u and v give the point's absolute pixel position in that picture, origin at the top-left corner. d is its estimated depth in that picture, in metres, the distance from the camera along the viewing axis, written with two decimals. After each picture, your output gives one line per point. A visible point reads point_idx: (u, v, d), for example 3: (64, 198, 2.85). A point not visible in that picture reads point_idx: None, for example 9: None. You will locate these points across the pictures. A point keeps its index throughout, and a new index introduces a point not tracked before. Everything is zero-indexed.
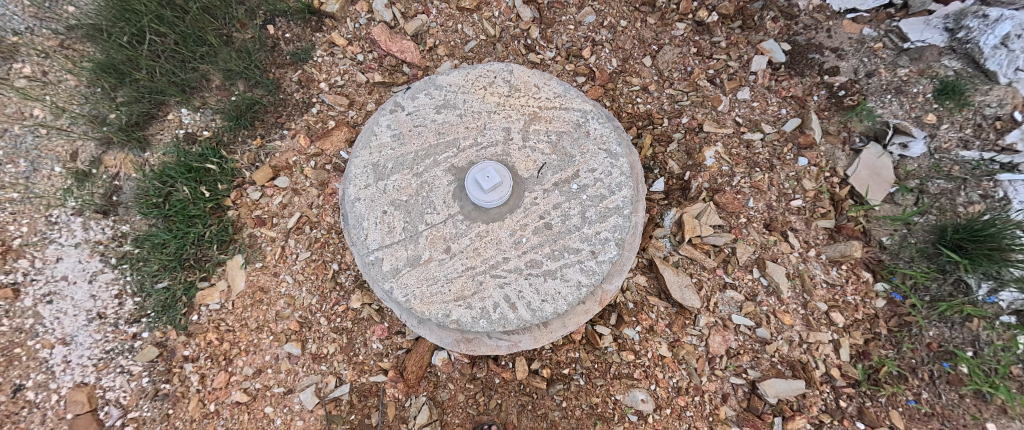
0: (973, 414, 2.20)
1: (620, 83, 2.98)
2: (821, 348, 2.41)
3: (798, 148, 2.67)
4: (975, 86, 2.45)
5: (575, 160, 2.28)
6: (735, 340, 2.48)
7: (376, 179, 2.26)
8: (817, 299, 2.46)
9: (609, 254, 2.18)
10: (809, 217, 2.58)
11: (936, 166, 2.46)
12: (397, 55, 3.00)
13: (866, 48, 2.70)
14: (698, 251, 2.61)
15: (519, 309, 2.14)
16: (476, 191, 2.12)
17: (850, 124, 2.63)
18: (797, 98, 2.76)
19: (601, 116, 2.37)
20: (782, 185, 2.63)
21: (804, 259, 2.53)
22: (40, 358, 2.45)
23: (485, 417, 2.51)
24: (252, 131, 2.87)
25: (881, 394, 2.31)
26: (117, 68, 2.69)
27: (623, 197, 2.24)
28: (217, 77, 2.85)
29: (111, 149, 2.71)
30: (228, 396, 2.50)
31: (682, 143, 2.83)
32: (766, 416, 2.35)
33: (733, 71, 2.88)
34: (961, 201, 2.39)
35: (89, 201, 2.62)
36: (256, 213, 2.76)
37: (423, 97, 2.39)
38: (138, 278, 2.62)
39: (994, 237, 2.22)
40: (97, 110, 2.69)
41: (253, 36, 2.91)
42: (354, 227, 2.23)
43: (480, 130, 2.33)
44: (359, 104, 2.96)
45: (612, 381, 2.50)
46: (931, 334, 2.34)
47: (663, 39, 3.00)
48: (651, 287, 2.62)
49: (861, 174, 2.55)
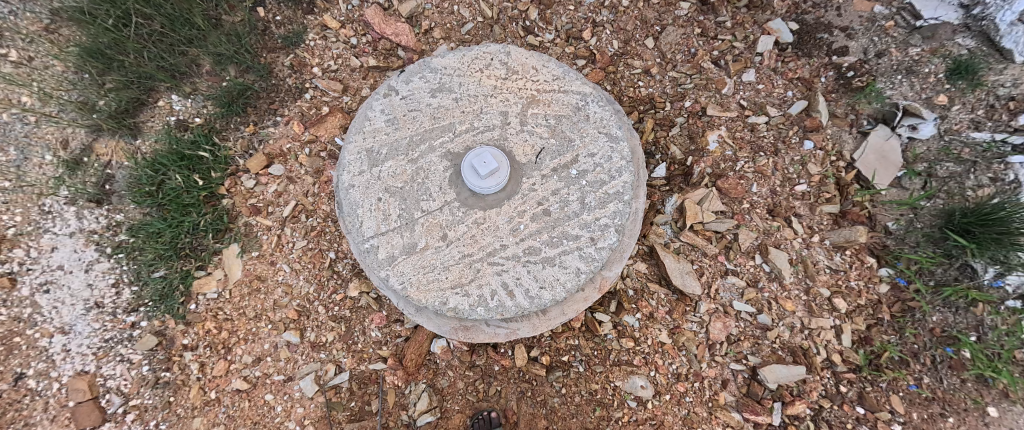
0: (974, 398, 2.18)
1: (622, 66, 2.90)
2: (822, 334, 2.38)
3: (803, 131, 2.61)
4: (989, 65, 2.37)
5: (575, 144, 2.22)
6: (736, 326, 2.45)
7: (370, 165, 2.21)
8: (819, 285, 2.43)
9: (609, 241, 2.14)
10: (813, 202, 2.53)
11: (945, 149, 2.40)
12: (391, 38, 2.93)
13: (877, 26, 2.60)
14: (699, 238, 2.57)
15: (517, 296, 2.12)
16: (474, 177, 2.08)
17: (859, 106, 2.55)
18: (803, 80, 2.68)
19: (600, 99, 2.30)
20: (787, 170, 2.57)
21: (807, 245, 2.48)
22: (39, 346, 2.46)
23: (485, 404, 2.52)
24: (245, 118, 2.82)
25: (882, 379, 2.30)
26: (104, 53, 2.61)
27: (624, 182, 2.19)
28: (208, 61, 2.77)
29: (102, 136, 2.67)
30: (228, 383, 2.51)
31: (684, 128, 2.76)
32: (765, 401, 2.34)
33: (738, 52, 2.79)
34: (970, 184, 2.33)
35: (81, 189, 2.59)
36: (251, 201, 2.73)
37: (418, 81, 2.33)
38: (135, 267, 2.60)
39: (1003, 221, 2.16)
40: (86, 96, 2.63)
41: (242, 19, 2.82)
42: (349, 215, 2.19)
43: (476, 114, 2.27)
44: (353, 89, 2.89)
45: (612, 368, 2.49)
46: (934, 319, 2.31)
47: (665, 19, 2.89)
48: (651, 274, 2.59)
49: (869, 158, 2.48)
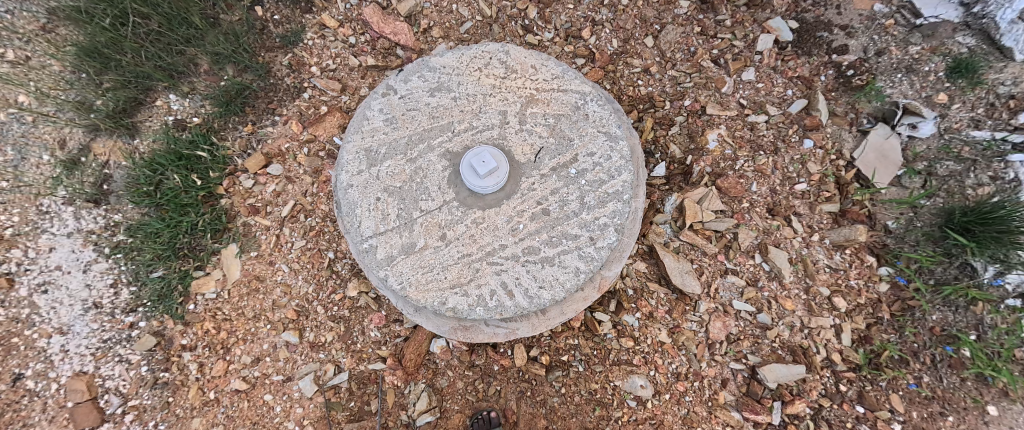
0: (974, 397, 2.18)
1: (622, 64, 2.89)
2: (822, 333, 2.38)
3: (803, 130, 2.60)
4: (989, 63, 2.37)
5: (574, 143, 2.22)
6: (736, 325, 2.45)
7: (369, 164, 2.21)
8: (819, 284, 2.42)
9: (608, 240, 2.13)
10: (813, 201, 2.52)
11: (945, 147, 2.39)
12: (390, 38, 2.92)
13: (877, 25, 2.59)
14: (699, 237, 2.56)
15: (516, 296, 2.11)
16: (473, 177, 2.07)
17: (859, 105, 2.55)
18: (803, 78, 2.67)
19: (600, 98, 2.29)
20: (786, 169, 2.57)
21: (807, 244, 2.48)
22: (38, 347, 2.45)
23: (484, 404, 2.52)
24: (244, 117, 2.81)
25: (881, 378, 2.30)
26: (101, 52, 2.60)
27: (623, 181, 2.18)
28: (205, 61, 2.76)
29: (100, 136, 2.66)
30: (227, 383, 2.50)
31: (683, 127, 2.75)
32: (765, 401, 2.34)
33: (738, 51, 2.78)
34: (969, 183, 2.33)
35: (79, 189, 2.58)
36: (249, 201, 2.72)
37: (416, 80, 2.32)
38: (133, 267, 2.59)
39: (1003, 220, 2.16)
40: (83, 96, 2.62)
41: (240, 18, 2.81)
42: (347, 214, 2.18)
43: (475, 113, 2.26)
44: (352, 88, 2.88)
45: (612, 367, 2.48)
46: (934, 318, 2.31)
47: (665, 18, 2.88)
48: (651, 273, 2.59)
49: (869, 157, 2.47)
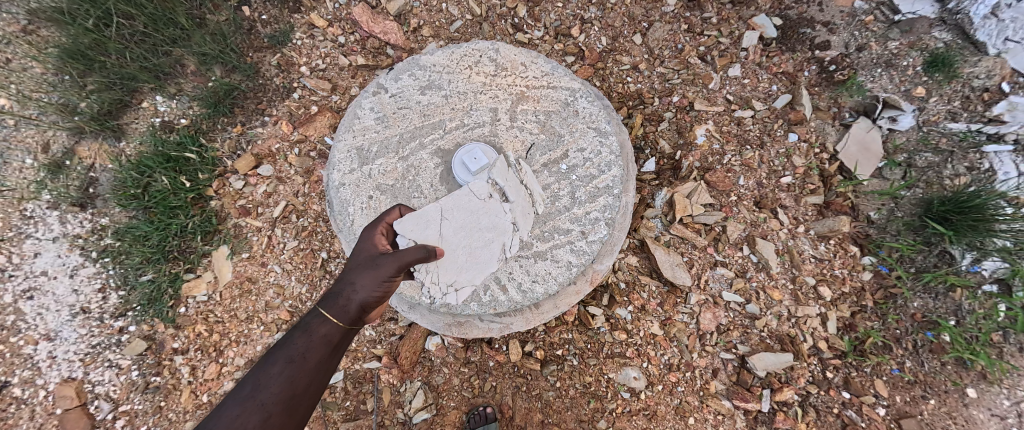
0: (954, 380, 2.27)
1: (611, 62, 2.92)
2: (809, 322, 2.44)
3: (788, 124, 2.66)
4: (964, 57, 2.45)
5: (564, 140, 2.24)
6: (726, 316, 2.50)
7: (361, 163, 2.21)
8: (805, 274, 2.48)
9: (599, 234, 2.16)
10: (798, 194, 2.58)
11: (924, 139, 2.47)
12: (380, 37, 2.92)
13: (857, 21, 2.65)
14: (689, 231, 2.60)
15: (510, 290, 2.13)
16: (464, 174, 2.11)
17: (841, 99, 2.62)
18: (788, 73, 2.73)
19: (589, 94, 2.32)
20: (772, 163, 2.63)
21: (793, 235, 2.54)
22: (24, 354, 2.41)
23: (481, 399, 2.54)
24: (232, 118, 2.78)
25: (866, 364, 2.36)
26: (85, 54, 2.55)
27: (613, 177, 2.21)
28: (192, 61, 2.72)
29: (84, 139, 2.62)
30: (221, 386, 2.50)
31: (672, 122, 2.80)
32: (755, 389, 2.39)
33: (723, 48, 2.82)
34: (947, 174, 2.41)
35: (65, 193, 2.54)
36: (239, 202, 2.70)
37: (406, 79, 2.33)
38: (121, 271, 2.55)
39: (978, 208, 2.25)
40: (66, 98, 2.57)
41: (227, 18, 2.78)
42: (340, 213, 2.18)
43: (466, 111, 2.27)
44: (342, 88, 2.87)
45: (605, 360, 2.52)
46: (915, 305, 2.38)
47: (653, 16, 2.92)
48: (642, 267, 2.62)
49: (851, 150, 2.55)
